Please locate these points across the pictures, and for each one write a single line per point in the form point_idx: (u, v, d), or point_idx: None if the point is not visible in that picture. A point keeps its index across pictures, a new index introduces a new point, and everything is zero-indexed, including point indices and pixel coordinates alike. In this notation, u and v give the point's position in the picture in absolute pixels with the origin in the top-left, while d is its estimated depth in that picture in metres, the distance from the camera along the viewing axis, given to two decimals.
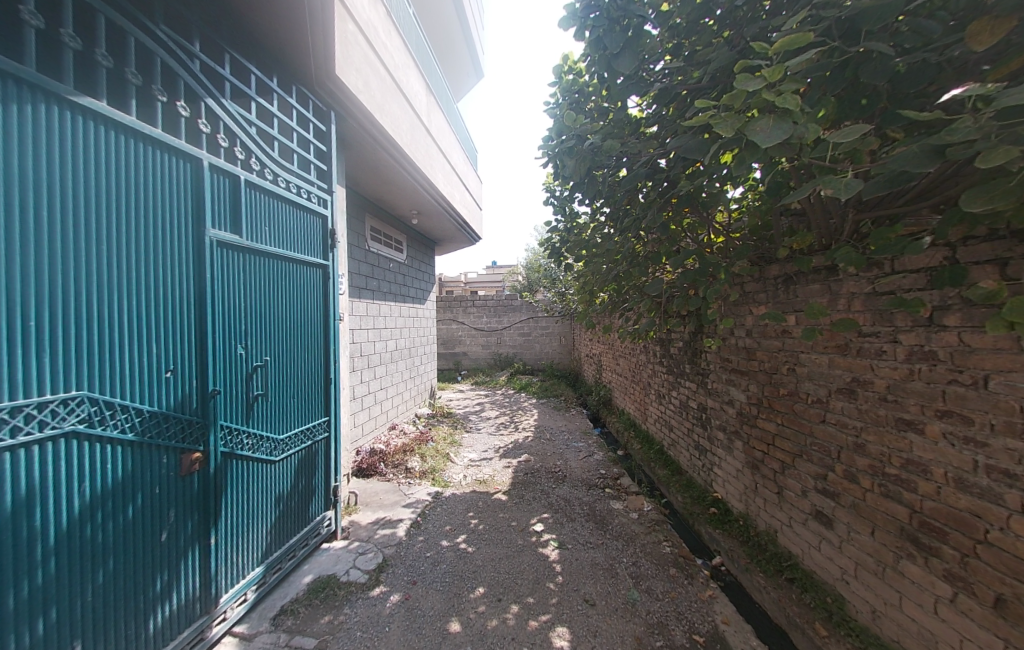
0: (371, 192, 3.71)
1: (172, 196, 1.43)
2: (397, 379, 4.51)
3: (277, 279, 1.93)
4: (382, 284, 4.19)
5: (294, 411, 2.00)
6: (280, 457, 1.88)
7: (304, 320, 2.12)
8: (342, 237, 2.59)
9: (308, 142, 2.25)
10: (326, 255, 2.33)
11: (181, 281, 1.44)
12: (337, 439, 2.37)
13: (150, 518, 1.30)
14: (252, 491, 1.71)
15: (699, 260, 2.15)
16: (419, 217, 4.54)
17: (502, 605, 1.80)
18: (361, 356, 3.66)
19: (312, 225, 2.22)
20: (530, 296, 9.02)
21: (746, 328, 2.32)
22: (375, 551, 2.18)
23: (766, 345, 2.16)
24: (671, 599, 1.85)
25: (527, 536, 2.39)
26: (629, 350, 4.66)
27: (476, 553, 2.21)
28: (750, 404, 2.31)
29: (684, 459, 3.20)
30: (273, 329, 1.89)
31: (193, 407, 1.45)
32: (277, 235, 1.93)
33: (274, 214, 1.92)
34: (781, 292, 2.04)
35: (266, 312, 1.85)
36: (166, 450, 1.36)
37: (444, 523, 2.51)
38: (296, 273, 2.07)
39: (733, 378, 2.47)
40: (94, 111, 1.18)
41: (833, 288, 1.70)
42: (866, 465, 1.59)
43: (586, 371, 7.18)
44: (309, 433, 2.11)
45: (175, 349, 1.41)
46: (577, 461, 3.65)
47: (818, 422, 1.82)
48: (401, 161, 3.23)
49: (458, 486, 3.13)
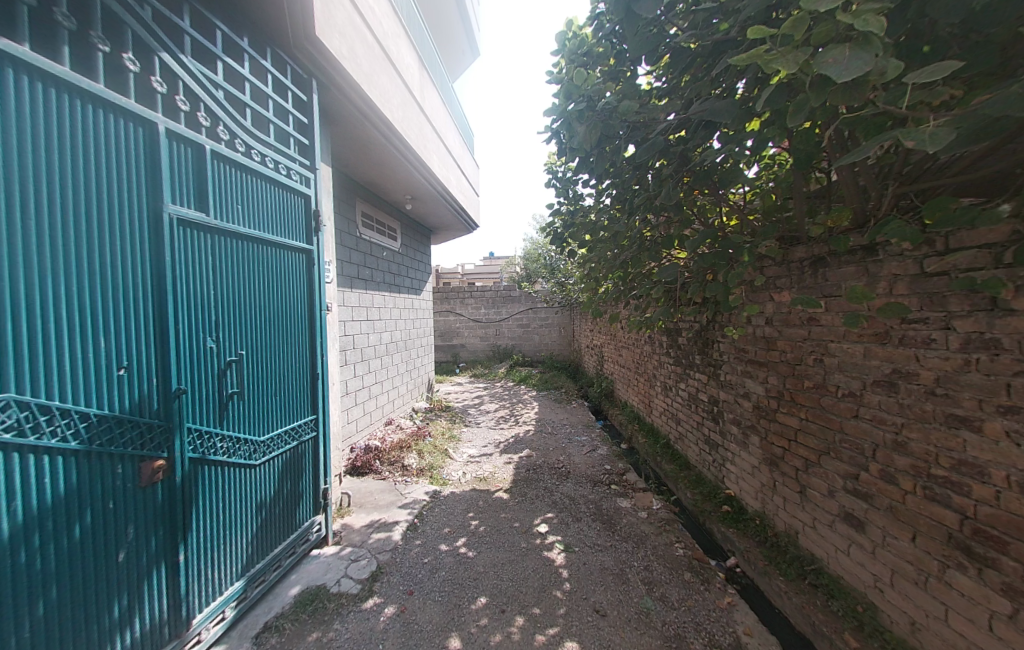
0: (362, 174, 3.47)
1: (122, 163, 1.22)
2: (393, 372, 4.36)
3: (253, 264, 1.73)
4: (375, 274, 3.98)
5: (275, 410, 1.83)
6: (260, 461, 1.71)
7: (286, 311, 1.93)
8: (327, 221, 2.39)
9: (286, 112, 2.01)
10: (310, 240, 2.13)
11: (134, 264, 1.24)
12: (326, 439, 2.20)
13: (103, 538, 1.12)
14: (229, 500, 1.54)
15: (720, 241, 1.96)
16: (413, 202, 4.32)
17: (506, 618, 1.66)
18: (355, 348, 3.51)
19: (293, 206, 2.01)
20: (529, 286, 8.82)
21: (765, 316, 2.16)
22: (368, 558, 2.03)
23: (789, 334, 1.99)
24: (688, 608, 1.72)
25: (532, 538, 2.25)
26: (632, 341, 4.50)
27: (477, 558, 2.06)
28: (768, 397, 2.16)
29: (693, 454, 3.07)
30: (250, 321, 1.70)
31: (153, 409, 1.27)
32: (252, 214, 1.72)
33: (248, 191, 1.71)
34: (808, 276, 1.87)
35: (241, 301, 1.65)
36: (121, 459, 1.18)
37: (443, 525, 2.36)
38: (275, 258, 1.87)
39: (749, 369, 2.32)
40: (15, 57, 0.97)
41: (872, 269, 1.53)
42: (907, 465, 1.44)
43: (586, 362, 7.04)
44: (292, 434, 1.94)
45: (130, 343, 1.22)
46: (580, 456, 3.51)
47: (850, 417, 1.66)
48: (392, 140, 3.01)
49: (458, 484, 2.98)
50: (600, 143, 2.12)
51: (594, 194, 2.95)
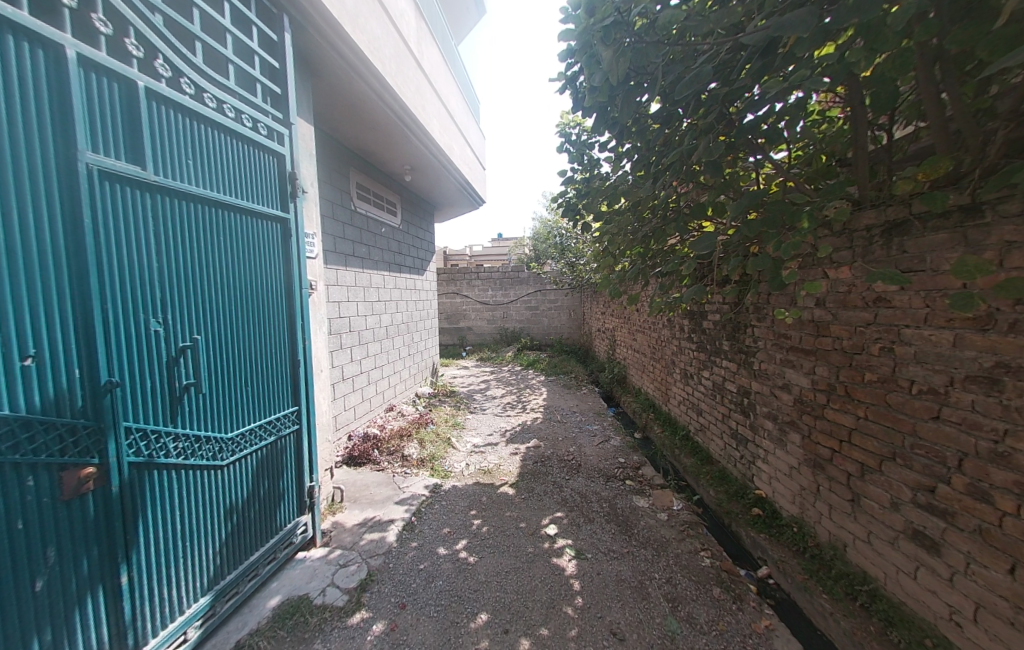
0: (355, 141, 3.13)
1: (15, 96, 0.96)
2: (394, 356, 4.15)
3: (214, 232, 1.47)
4: (373, 252, 3.70)
5: (247, 402, 1.61)
6: (227, 461, 1.50)
7: (259, 288, 1.68)
8: (309, 188, 2.10)
9: (251, 52, 1.70)
10: (287, 206, 1.85)
11: (41, 229, 1.00)
12: (313, 432, 1.99)
13: (14, 562, 0.94)
14: (188, 506, 1.35)
15: (772, 201, 1.57)
16: (413, 174, 3.97)
17: (509, 640, 1.45)
18: (352, 331, 3.30)
19: (263, 165, 1.72)
20: (538, 267, 8.46)
21: (815, 296, 1.83)
22: (358, 563, 1.84)
23: (846, 317, 1.66)
24: (719, 633, 1.49)
25: (539, 541, 2.04)
26: (649, 325, 4.18)
27: (479, 565, 1.86)
28: (815, 391, 1.86)
29: (716, 449, 2.80)
30: (213, 300, 1.46)
31: (76, 408, 1.06)
32: (209, 172, 1.45)
33: (202, 144, 1.43)
34: (876, 246, 1.53)
35: (199, 277, 1.41)
36: (34, 469, 0.97)
37: (442, 525, 2.17)
38: (243, 225, 1.60)
39: (791, 358, 2.01)
40: None
41: (975, 235, 1.19)
42: (1007, 481, 1.14)
43: (596, 346, 6.76)
44: (270, 428, 1.72)
45: (40, 327, 1.00)
46: (592, 447, 3.28)
47: (927, 419, 1.35)
48: (385, 98, 2.65)
49: (460, 476, 2.78)
50: (628, 82, 1.72)
51: (614, 160, 2.59)
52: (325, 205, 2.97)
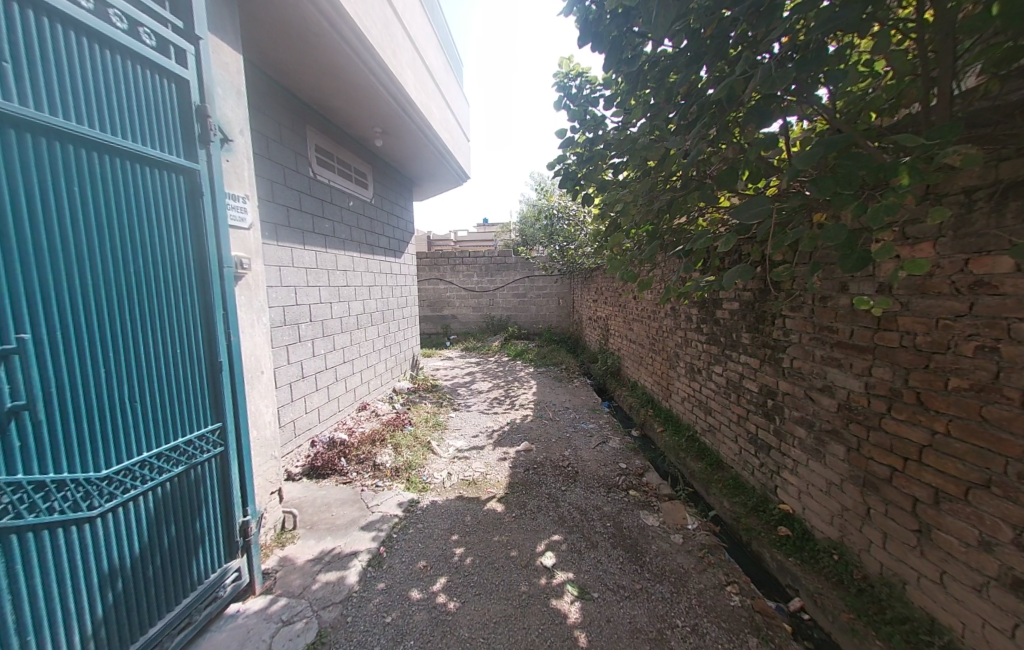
0: (308, 90, 2.56)
1: None
2: (368, 349, 3.69)
3: (64, 177, 0.98)
4: (338, 228, 3.17)
5: (135, 424, 1.15)
6: (100, 510, 1.05)
7: (153, 267, 1.19)
8: (235, 136, 1.59)
9: None
10: (196, 153, 1.32)
11: None
12: (247, 455, 1.53)
13: None
14: (22, 588, 0.91)
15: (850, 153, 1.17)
16: (384, 139, 3.40)
17: None
18: (314, 322, 2.82)
19: (155, 90, 1.19)
20: (526, 252, 8.00)
21: (875, 280, 1.48)
22: (307, 618, 1.44)
23: (921, 306, 1.33)
24: None
25: (535, 576, 1.69)
26: (649, 314, 3.83)
27: (461, 615, 1.49)
28: (870, 397, 1.53)
29: (729, 454, 2.50)
30: (70, 281, 0.99)
31: None
32: (51, 85, 0.95)
33: (36, 39, 0.92)
34: (975, 215, 1.18)
35: (32, 247, 0.92)
36: None
37: (417, 557, 1.79)
38: (118, 173, 1.09)
39: (837, 357, 1.67)
40: None
41: None
42: None
43: (587, 336, 6.44)
44: (177, 457, 1.27)
45: None
46: (589, 450, 2.94)
47: None
48: (341, 30, 2.09)
49: (440, 489, 2.39)
50: None
51: (622, 114, 2.13)
52: (270, 168, 2.42)
